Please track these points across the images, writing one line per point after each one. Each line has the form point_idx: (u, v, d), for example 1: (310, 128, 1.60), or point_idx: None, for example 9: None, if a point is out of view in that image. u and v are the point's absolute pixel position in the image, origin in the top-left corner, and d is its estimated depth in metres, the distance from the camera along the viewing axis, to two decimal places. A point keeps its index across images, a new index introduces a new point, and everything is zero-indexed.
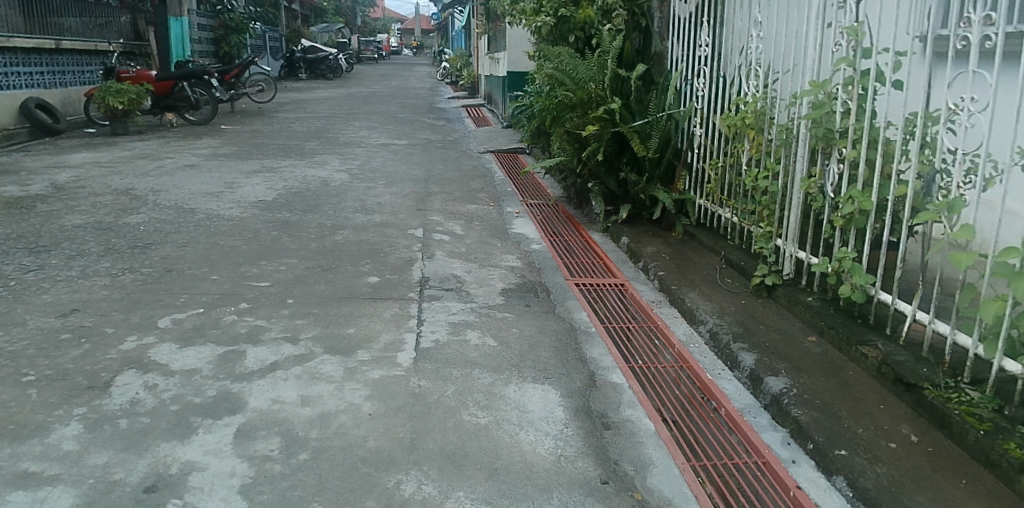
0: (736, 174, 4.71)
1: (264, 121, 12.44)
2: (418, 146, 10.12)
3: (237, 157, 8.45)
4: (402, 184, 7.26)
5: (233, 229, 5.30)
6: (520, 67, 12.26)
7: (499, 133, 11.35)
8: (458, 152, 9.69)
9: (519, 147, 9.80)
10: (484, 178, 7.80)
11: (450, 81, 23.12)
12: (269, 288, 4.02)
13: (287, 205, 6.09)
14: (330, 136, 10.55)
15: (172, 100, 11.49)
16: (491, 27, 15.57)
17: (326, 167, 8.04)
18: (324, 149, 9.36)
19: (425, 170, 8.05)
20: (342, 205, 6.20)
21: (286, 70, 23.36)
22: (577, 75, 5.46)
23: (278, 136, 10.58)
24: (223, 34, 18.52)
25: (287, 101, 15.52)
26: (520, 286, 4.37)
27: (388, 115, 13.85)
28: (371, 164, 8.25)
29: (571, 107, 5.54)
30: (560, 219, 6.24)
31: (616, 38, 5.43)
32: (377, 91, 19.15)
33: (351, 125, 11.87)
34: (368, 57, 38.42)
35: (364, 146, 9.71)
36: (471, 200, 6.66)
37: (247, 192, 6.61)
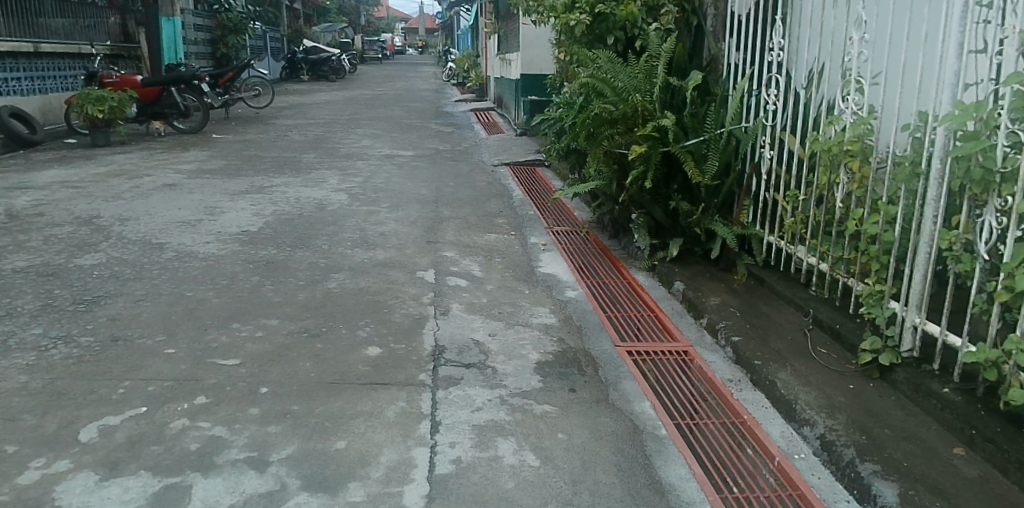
0: (823, 210, 3.82)
1: (260, 128, 11.56)
2: (425, 157, 9.21)
3: (225, 174, 7.56)
4: (409, 207, 6.35)
5: (205, 273, 4.40)
6: (535, 69, 11.35)
7: (513, 141, 10.42)
8: (470, 165, 8.77)
9: (537, 159, 8.88)
10: (501, 199, 6.88)
11: (457, 82, 22.24)
12: (238, 369, 3.12)
13: (275, 238, 5.19)
14: (329, 147, 9.64)
15: (160, 107, 10.60)
16: (501, 26, 14.64)
17: (324, 185, 7.14)
18: (323, 163, 8.46)
19: (434, 189, 7.14)
20: (339, 236, 5.29)
21: (287, 71, 22.47)
22: (620, 85, 4.56)
23: (274, 147, 9.69)
24: (220, 34, 17.62)
25: (285, 105, 14.65)
26: (559, 357, 3.45)
27: (394, 120, 12.96)
28: (374, 182, 7.35)
29: (610, 123, 4.64)
30: (594, 252, 5.33)
31: (667, 40, 4.53)
32: (381, 93, 18.28)
33: (353, 134, 10.97)
34: (373, 56, 37.50)
35: (366, 158, 8.82)
36: (489, 229, 5.75)
37: (230, 219, 5.72)
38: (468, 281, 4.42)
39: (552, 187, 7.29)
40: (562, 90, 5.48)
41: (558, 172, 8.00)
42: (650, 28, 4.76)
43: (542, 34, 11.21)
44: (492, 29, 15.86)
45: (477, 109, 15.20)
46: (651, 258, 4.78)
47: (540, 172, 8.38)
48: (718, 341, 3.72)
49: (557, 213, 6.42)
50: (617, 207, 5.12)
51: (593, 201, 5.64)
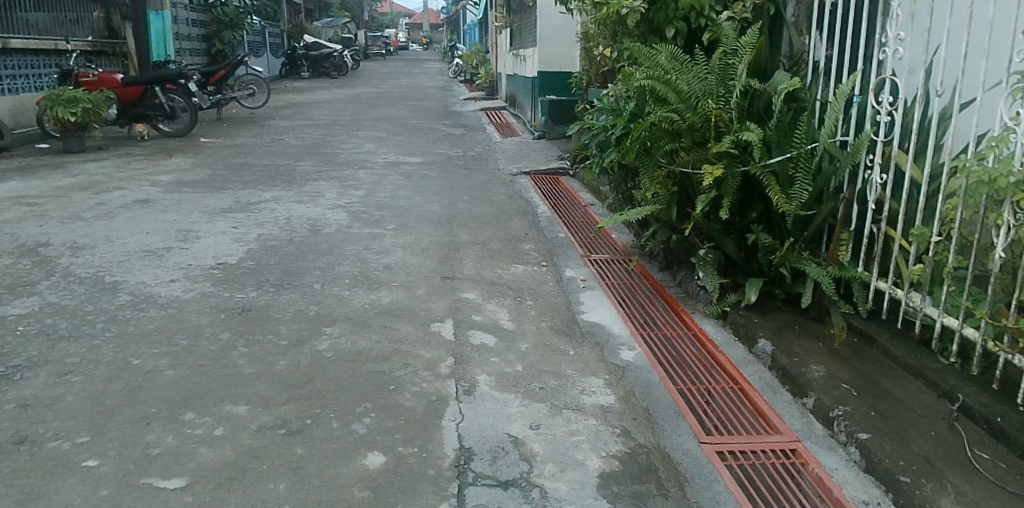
0: (970, 259, 2.93)
1: (253, 131, 10.67)
2: (435, 165, 8.29)
3: (208, 188, 6.66)
4: (419, 229, 5.42)
5: (163, 326, 3.49)
6: (552, 67, 10.41)
7: (531, 145, 9.49)
8: (485, 173, 7.84)
9: (562, 167, 7.94)
10: (525, 217, 5.95)
11: (465, 80, 21.32)
12: (181, 497, 2.21)
13: (256, 274, 4.28)
14: (328, 153, 8.73)
15: (143, 108, 9.71)
16: (513, 20, 13.69)
17: (320, 201, 6.22)
18: (320, 172, 7.54)
19: (446, 206, 6.21)
20: (334, 271, 4.37)
21: (288, 67, 21.58)
22: (687, 90, 3.66)
23: (267, 152, 8.78)
24: (215, 30, 16.74)
25: (283, 105, 13.75)
26: (628, 464, 2.51)
27: (398, 122, 12.05)
28: (378, 197, 6.44)
29: (673, 135, 3.74)
30: (645, 290, 4.42)
31: (748, 34, 3.61)
32: (385, 91, 17.37)
33: (355, 137, 10.05)
34: (377, 52, 36.57)
35: (369, 167, 7.91)
36: (515, 260, 4.82)
37: (204, 247, 4.80)
38: (497, 337, 3.50)
39: (583, 204, 6.39)
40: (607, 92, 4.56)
41: (587, 184, 7.08)
42: (722, 18, 3.85)
43: (558, 28, 10.28)
44: (503, 24, 14.90)
45: (487, 109, 14.26)
46: (721, 303, 3.89)
47: (566, 183, 7.46)
48: (833, 433, 2.83)
49: (593, 237, 5.50)
50: (675, 237, 4.22)
51: (641, 225, 4.74)
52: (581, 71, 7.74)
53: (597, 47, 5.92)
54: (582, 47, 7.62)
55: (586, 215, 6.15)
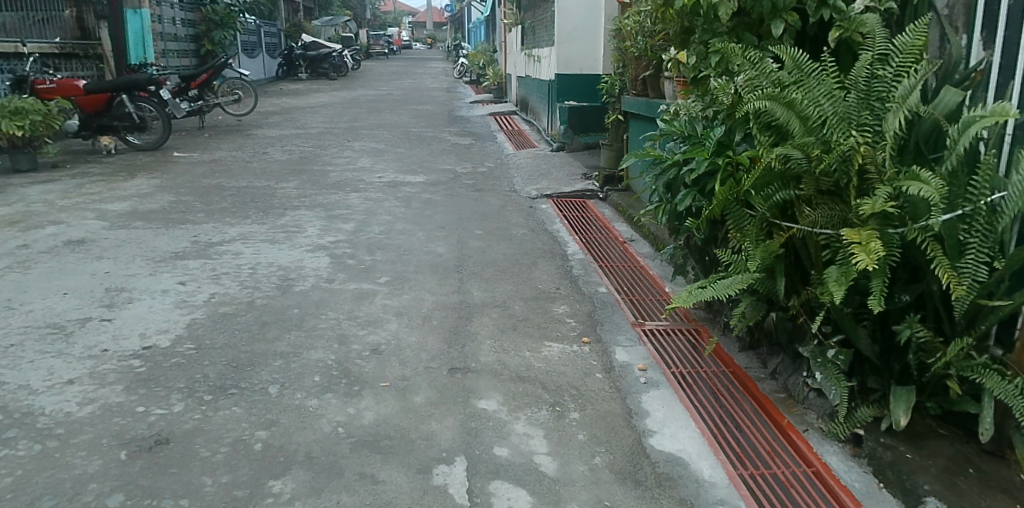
0: None
1: (236, 143, 9.52)
2: (441, 185, 7.11)
3: (166, 220, 5.50)
4: (419, 283, 4.24)
5: (28, 481, 2.31)
6: (572, 69, 9.20)
7: (549, 159, 8.28)
8: (498, 196, 6.65)
9: (589, 187, 6.72)
10: (553, 262, 4.76)
11: (471, 80, 20.14)
12: None
13: (192, 367, 3.10)
14: (316, 172, 7.57)
15: (108, 119, 8.58)
16: (526, 17, 12.45)
17: (298, 239, 5.04)
18: (304, 197, 6.38)
19: (454, 245, 5.02)
20: (302, 359, 3.18)
21: (285, 68, 20.45)
22: (814, 114, 2.53)
23: (246, 170, 7.63)
24: (204, 30, 15.72)
25: (274, 112, 12.61)
26: None
27: (399, 129, 10.88)
28: (371, 232, 5.26)
29: (786, 178, 2.62)
30: (727, 381, 3.24)
31: (908, 33, 2.49)
32: (386, 94, 16.21)
33: (349, 150, 8.89)
34: (380, 52, 35.42)
35: (362, 189, 6.74)
36: (545, 333, 3.61)
37: (135, 317, 3.64)
38: (534, 498, 2.30)
39: (623, 244, 5.22)
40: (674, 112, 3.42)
41: (624, 212, 5.89)
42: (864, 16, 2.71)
43: (579, 25, 9.05)
44: (513, 20, 13.66)
45: (496, 113, 13.06)
46: (850, 422, 2.70)
47: (596, 210, 6.24)
48: None
49: (642, 292, 4.32)
50: (775, 315, 3.04)
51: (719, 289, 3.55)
52: (614, 75, 6.55)
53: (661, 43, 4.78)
54: (616, 47, 6.44)
55: (632, 259, 4.97)
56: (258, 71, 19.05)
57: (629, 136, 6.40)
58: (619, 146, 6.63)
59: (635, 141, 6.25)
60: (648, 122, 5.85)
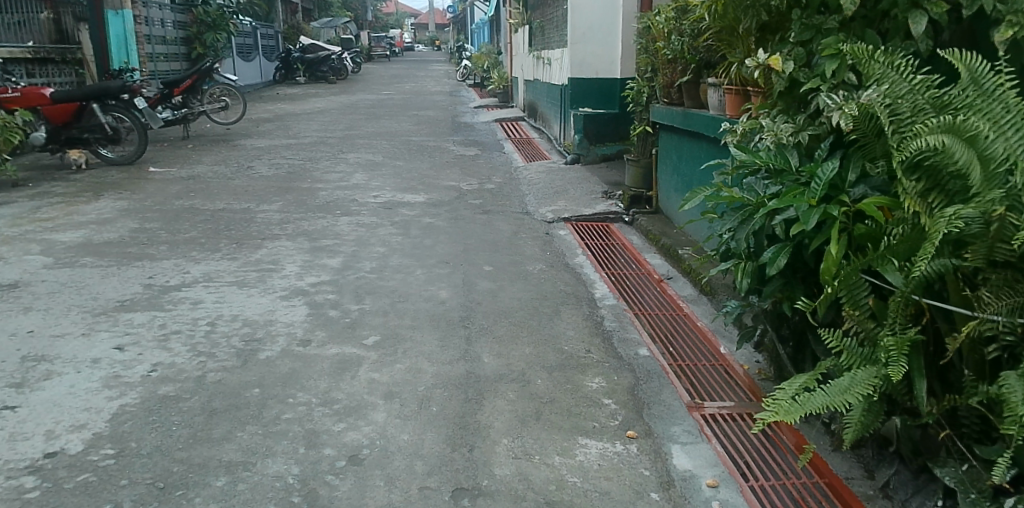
0: None
1: (220, 155, 8.72)
2: (443, 205, 6.30)
3: (121, 255, 4.70)
4: (416, 344, 3.41)
5: None
6: (588, 73, 8.38)
7: (564, 174, 7.45)
8: (509, 220, 5.82)
9: (612, 210, 5.87)
10: (578, 310, 3.94)
11: (475, 83, 19.36)
12: None
13: (100, 491, 2.28)
14: (304, 191, 6.75)
15: (78, 130, 7.74)
16: (535, 17, 11.57)
17: (273, 281, 4.22)
18: (287, 223, 5.57)
19: (459, 288, 4.19)
20: (254, 475, 2.36)
21: (282, 72, 19.65)
22: (998, 152, 1.80)
23: (226, 189, 6.82)
24: (195, 32, 14.95)
25: (266, 120, 11.81)
26: None
27: (400, 138, 10.08)
28: (360, 271, 4.44)
29: (949, 242, 1.89)
30: (822, 498, 2.41)
31: None
32: (387, 98, 15.42)
33: (343, 164, 8.08)
34: (381, 54, 34.55)
35: (353, 213, 5.93)
36: (577, 423, 2.78)
37: (47, 404, 2.82)
38: None
39: (662, 285, 4.39)
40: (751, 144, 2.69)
41: (658, 240, 5.07)
42: None
43: (593, 25, 8.25)
44: (522, 20, 12.78)
45: (503, 120, 12.21)
46: None
47: (625, 238, 5.39)
48: None
49: (690, 356, 3.50)
50: (898, 418, 2.22)
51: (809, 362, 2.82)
52: (642, 81, 5.70)
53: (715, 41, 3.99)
54: (645, 50, 5.61)
55: (678, 307, 4.11)
56: (253, 75, 18.25)
57: (659, 152, 5.58)
58: (647, 163, 5.78)
59: (667, 159, 5.42)
60: (685, 138, 5.02)
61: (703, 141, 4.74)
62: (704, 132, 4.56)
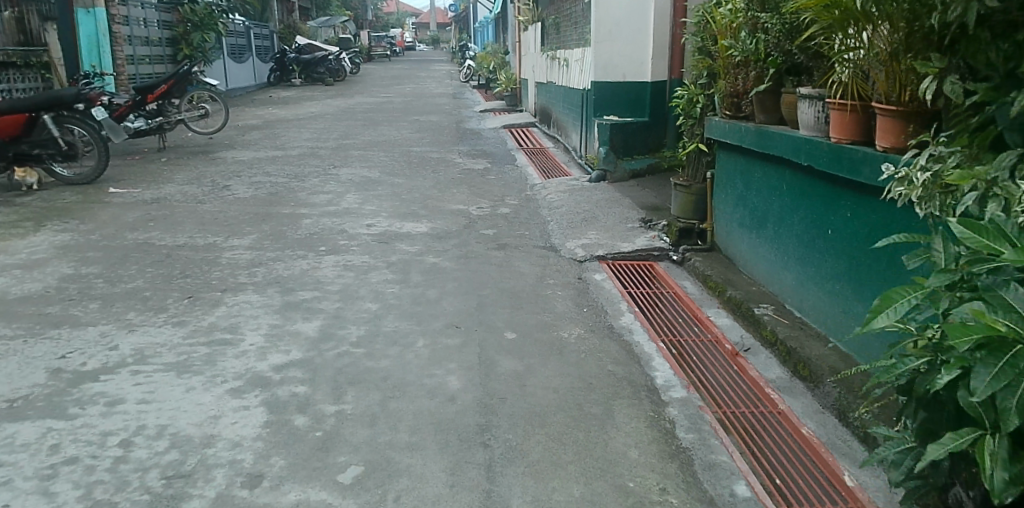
0: None
1: (194, 170, 7.68)
2: (450, 237, 5.24)
3: (37, 319, 3.66)
4: (415, 480, 2.35)
5: None
6: (615, 76, 7.36)
7: (590, 194, 6.38)
8: (531, 259, 4.76)
9: (658, 244, 4.84)
10: (640, 408, 2.88)
11: (479, 85, 18.31)
12: None
13: None
14: (284, 218, 5.70)
15: (26, 146, 6.72)
16: (548, 13, 10.51)
17: (223, 363, 3.17)
18: (258, 265, 4.52)
19: (473, 370, 3.14)
20: None
21: (277, 73, 18.61)
22: None
23: (193, 216, 5.78)
24: (181, 33, 13.92)
25: (253, 128, 10.77)
26: None
27: (399, 148, 9.03)
28: (343, 343, 3.39)
29: None
30: None
31: None
32: (387, 101, 14.37)
33: (333, 182, 7.02)
34: (382, 54, 33.40)
35: (340, 249, 4.88)
36: None
37: None
38: None
39: (743, 365, 3.34)
40: (961, 210, 1.89)
41: (724, 295, 4.04)
42: None
43: (622, 20, 7.24)
44: (533, 18, 11.72)
45: (513, 126, 11.14)
46: None
47: (679, 285, 4.35)
48: None
49: (805, 492, 2.45)
50: None
51: None
52: (694, 88, 4.68)
53: (846, 43, 3.06)
54: (700, 51, 4.59)
55: (769, 399, 3.07)
56: (246, 76, 17.18)
57: (718, 176, 4.56)
58: (701, 189, 4.74)
59: (730, 184, 4.40)
60: (759, 162, 3.99)
61: (787, 169, 3.72)
62: (793, 159, 3.54)
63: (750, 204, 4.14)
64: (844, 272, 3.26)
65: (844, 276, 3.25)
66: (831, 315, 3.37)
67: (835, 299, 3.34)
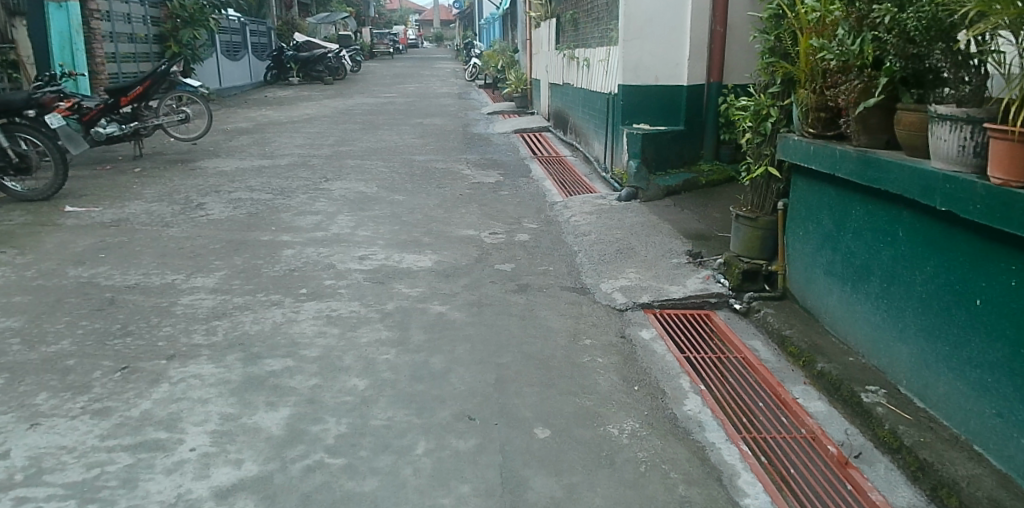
0: None
1: (168, 184, 6.79)
2: (457, 274, 4.35)
3: None
4: None
5: None
6: (646, 79, 6.49)
7: (620, 217, 5.49)
8: (560, 307, 3.87)
9: (715, 288, 3.96)
10: None
11: (485, 85, 17.41)
12: None
13: None
14: (262, 248, 4.81)
15: None
16: (563, 9, 9.61)
17: (146, 486, 2.28)
18: (221, 318, 3.63)
19: (494, 499, 2.25)
20: None
21: (274, 72, 17.69)
22: None
23: (155, 243, 4.89)
24: (169, 29, 13.01)
25: (242, 133, 9.87)
26: None
27: (400, 157, 8.13)
28: (316, 447, 2.50)
29: None
30: None
31: None
32: (388, 102, 13.47)
33: (324, 200, 6.13)
34: (384, 52, 32.46)
35: (323, 292, 3.99)
36: None
37: None
38: None
39: (863, 485, 2.45)
40: None
41: (814, 367, 3.16)
42: None
43: (655, 14, 6.34)
44: (546, 15, 10.81)
45: (524, 131, 10.24)
46: None
47: (750, 349, 3.47)
48: None
49: None
50: None
51: None
52: (763, 98, 3.78)
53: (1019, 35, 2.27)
54: (771, 52, 3.70)
55: None
56: (240, 74, 16.27)
57: (797, 206, 3.69)
58: (773, 222, 3.87)
59: (816, 220, 3.52)
60: (862, 197, 3.12)
61: (908, 209, 2.84)
62: (923, 199, 2.66)
63: (846, 248, 3.27)
64: (1000, 361, 2.38)
65: (1000, 367, 2.38)
66: (975, 414, 2.49)
67: (983, 394, 2.45)
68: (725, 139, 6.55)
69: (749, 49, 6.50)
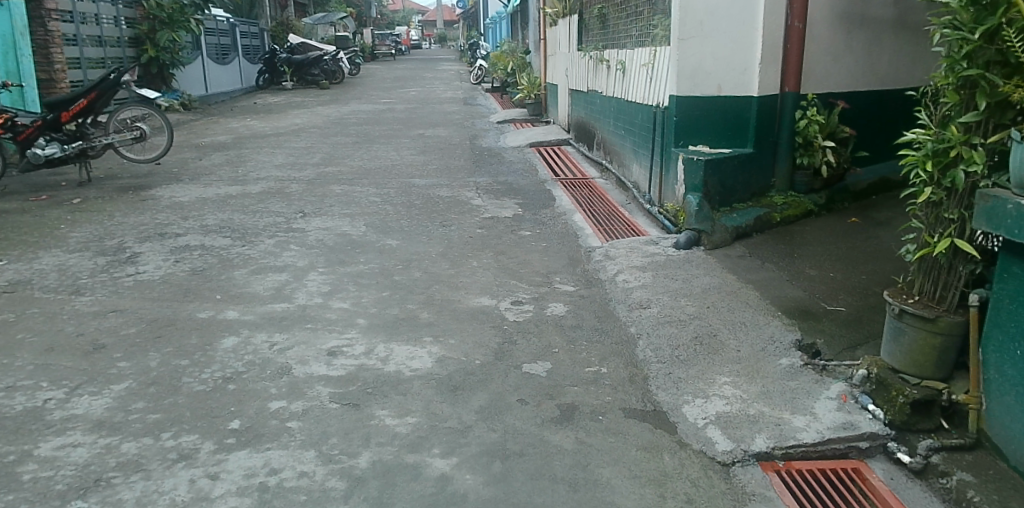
0: None
1: (103, 223, 5.40)
2: (467, 384, 2.95)
3: None
4: None
5: None
6: (706, 88, 5.06)
7: (685, 275, 4.10)
8: (628, 456, 2.48)
9: (863, 425, 2.57)
10: None
11: (492, 88, 15.98)
12: None
13: None
14: (193, 334, 3.43)
15: None
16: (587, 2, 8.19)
17: None
18: (89, 493, 2.27)
19: None
20: None
21: (267, 76, 16.33)
22: None
23: (50, 325, 3.52)
24: (146, 30, 11.59)
25: (215, 149, 8.48)
26: None
27: (397, 181, 6.74)
28: None
29: None
30: None
31: None
32: (387, 109, 12.08)
33: (294, 247, 4.74)
34: (386, 53, 31.05)
35: (260, 429, 2.61)
36: None
37: None
38: None
39: None
40: None
41: None
42: None
43: (719, 5, 4.90)
44: (564, 10, 9.40)
45: (540, 145, 8.85)
46: None
47: None
48: None
49: None
50: None
51: None
52: (956, 133, 2.43)
53: None
54: (971, 60, 2.36)
55: None
56: (228, 79, 14.89)
57: (1016, 309, 2.29)
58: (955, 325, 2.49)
59: None
60: None
61: None
62: None
63: None
64: None
65: None
66: None
67: None
68: (803, 163, 5.21)
69: (832, 51, 5.23)
